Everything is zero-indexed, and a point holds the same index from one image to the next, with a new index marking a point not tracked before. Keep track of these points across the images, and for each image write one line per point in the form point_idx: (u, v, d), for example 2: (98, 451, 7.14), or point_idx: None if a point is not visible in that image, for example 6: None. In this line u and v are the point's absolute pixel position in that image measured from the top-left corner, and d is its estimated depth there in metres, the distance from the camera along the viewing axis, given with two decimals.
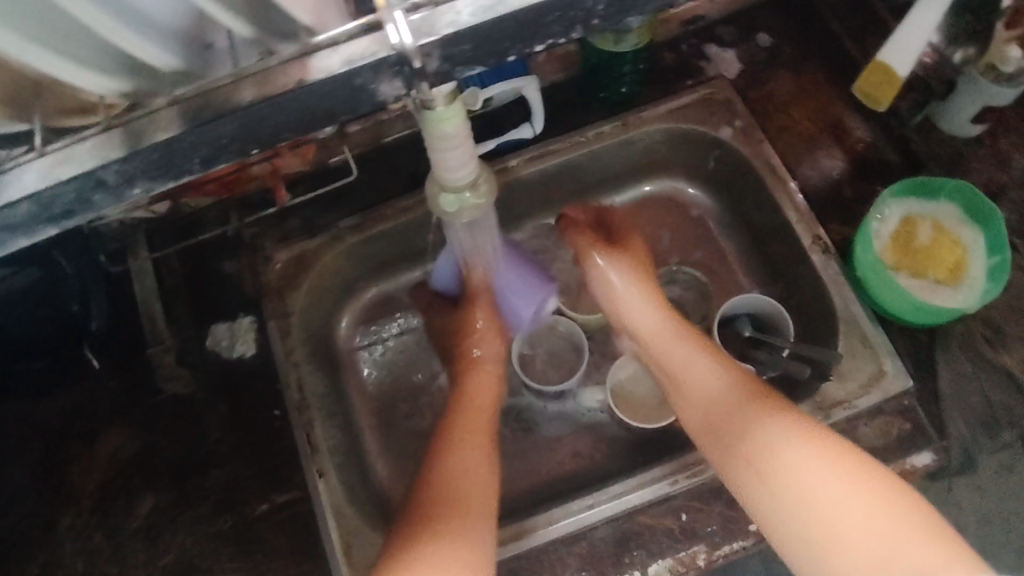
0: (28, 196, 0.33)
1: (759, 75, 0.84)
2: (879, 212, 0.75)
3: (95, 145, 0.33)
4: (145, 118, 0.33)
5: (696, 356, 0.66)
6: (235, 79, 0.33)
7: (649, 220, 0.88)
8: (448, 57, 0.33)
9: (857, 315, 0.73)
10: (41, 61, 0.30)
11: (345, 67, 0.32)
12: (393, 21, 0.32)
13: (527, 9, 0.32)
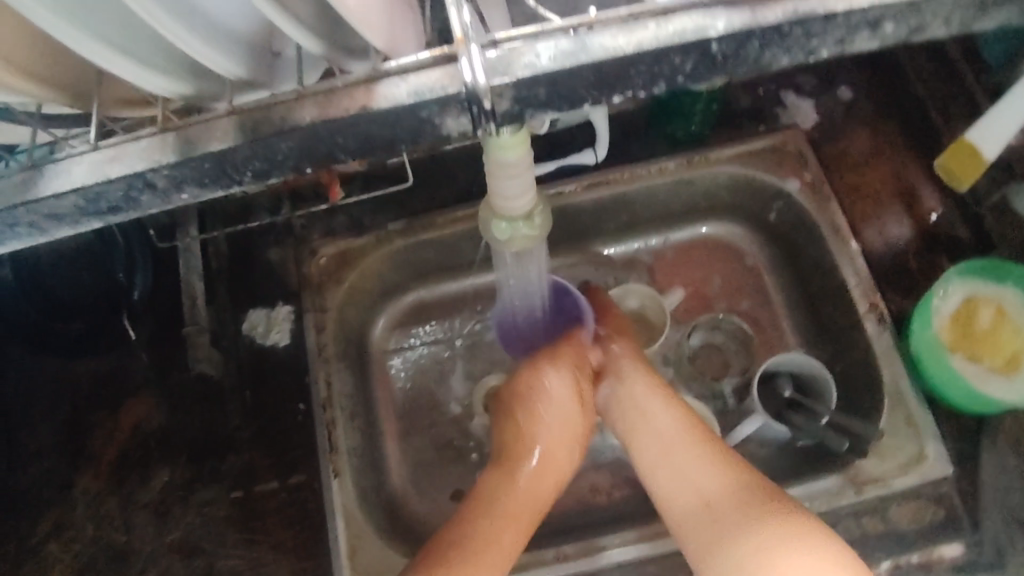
0: (75, 189, 0.34)
1: (835, 130, 0.82)
2: (941, 288, 0.72)
3: (148, 147, 0.34)
4: (202, 126, 0.34)
5: (684, 439, 0.62)
6: (297, 97, 0.34)
7: (700, 263, 0.85)
8: (521, 99, 0.34)
9: (905, 392, 0.71)
10: (99, 57, 0.31)
11: (412, 98, 0.33)
12: (467, 55, 0.33)
13: (610, 60, 0.33)
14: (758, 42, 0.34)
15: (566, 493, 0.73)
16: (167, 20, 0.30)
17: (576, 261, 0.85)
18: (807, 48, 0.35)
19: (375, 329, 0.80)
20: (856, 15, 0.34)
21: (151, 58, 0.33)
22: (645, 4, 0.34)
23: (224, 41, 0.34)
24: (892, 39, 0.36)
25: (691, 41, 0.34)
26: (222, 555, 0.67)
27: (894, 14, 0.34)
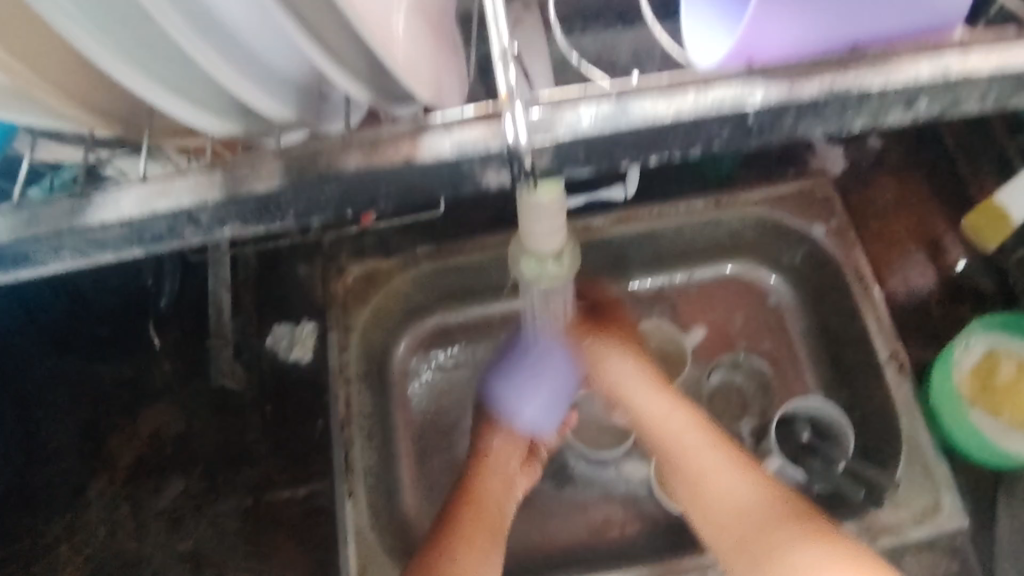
0: (122, 222, 0.35)
1: (862, 177, 0.82)
2: (963, 341, 0.71)
3: (195, 183, 0.35)
4: (248, 168, 0.35)
5: (708, 453, 0.63)
6: (343, 144, 0.35)
7: (722, 301, 0.85)
8: (560, 156, 0.35)
9: (923, 442, 0.70)
10: (151, 94, 0.32)
11: (455, 153, 0.34)
12: (512, 115, 0.33)
13: (647, 126, 0.35)
14: (793, 115, 0.35)
15: (579, 525, 0.73)
16: (213, 59, 0.31)
17: None
18: (841, 122, 0.36)
19: (396, 349, 0.80)
20: (890, 92, 0.35)
21: (197, 95, 0.34)
22: (684, 75, 0.35)
23: (275, 87, 0.35)
24: (922, 115, 0.37)
25: (729, 111, 0.35)
26: (231, 567, 0.67)
27: (929, 92, 0.35)
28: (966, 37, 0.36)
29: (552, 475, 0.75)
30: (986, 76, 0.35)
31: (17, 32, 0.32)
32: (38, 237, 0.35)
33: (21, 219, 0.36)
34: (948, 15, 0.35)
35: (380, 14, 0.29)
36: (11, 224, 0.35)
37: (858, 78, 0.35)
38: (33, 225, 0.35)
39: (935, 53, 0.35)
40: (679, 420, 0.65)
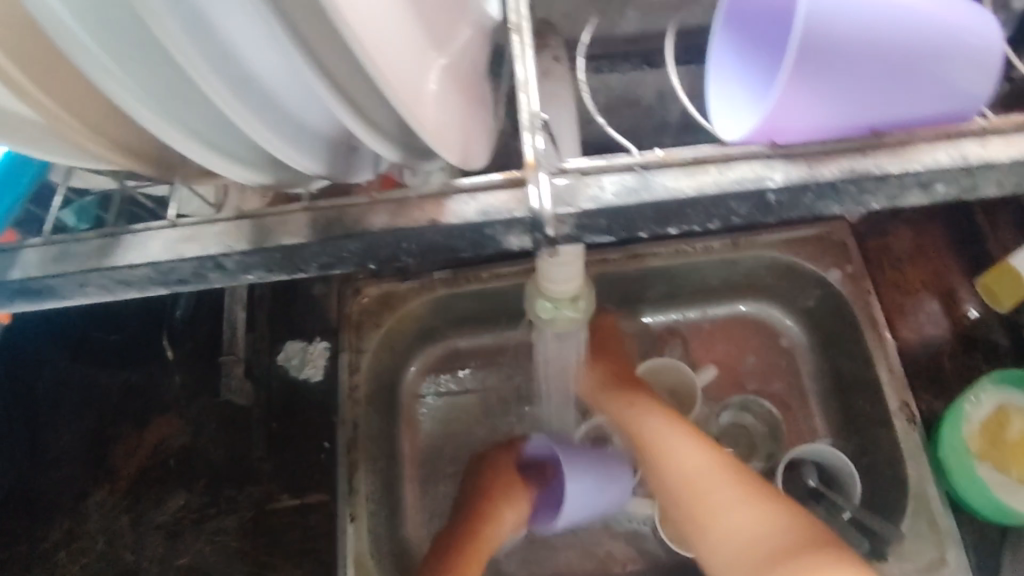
0: (149, 263, 0.36)
1: (880, 225, 0.82)
2: (973, 394, 0.71)
3: (223, 231, 0.36)
4: (275, 221, 0.36)
5: (721, 483, 0.61)
6: (371, 204, 0.36)
7: (734, 340, 0.85)
8: (583, 227, 0.35)
9: (930, 495, 0.70)
10: (185, 146, 0.33)
11: (480, 217, 0.35)
12: (536, 184, 0.35)
13: (669, 199, 0.35)
14: (812, 194, 0.36)
15: (582, 558, 0.73)
16: (251, 118, 0.31)
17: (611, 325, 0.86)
18: (859, 202, 0.37)
19: (406, 373, 0.81)
20: (909, 177, 0.36)
21: (228, 147, 0.35)
22: (708, 151, 0.36)
23: (308, 143, 0.35)
24: (939, 198, 0.37)
25: (749, 188, 0.35)
26: None
27: (946, 177, 0.36)
28: (989, 121, 0.37)
29: None
30: (1002, 162, 0.36)
31: (58, 77, 0.33)
32: (65, 273, 0.36)
33: (52, 253, 0.37)
34: (973, 97, 0.36)
35: (410, 79, 0.29)
36: (41, 258, 0.36)
37: (877, 163, 0.36)
38: (61, 262, 0.36)
39: (952, 139, 0.37)
40: (702, 461, 0.63)
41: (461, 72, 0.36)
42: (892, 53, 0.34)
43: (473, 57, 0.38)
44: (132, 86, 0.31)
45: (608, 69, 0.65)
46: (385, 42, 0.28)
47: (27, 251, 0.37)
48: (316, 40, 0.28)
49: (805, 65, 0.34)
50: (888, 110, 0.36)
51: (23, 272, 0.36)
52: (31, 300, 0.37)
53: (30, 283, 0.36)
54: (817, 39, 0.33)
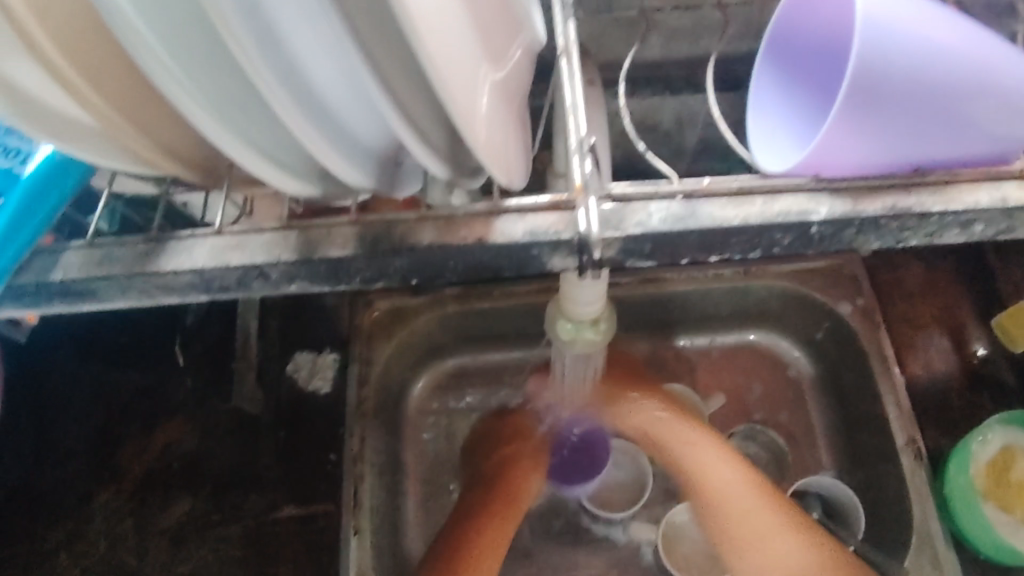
0: (194, 270, 0.36)
1: (891, 259, 0.83)
2: (981, 433, 0.71)
3: (269, 241, 0.37)
4: (323, 232, 0.37)
5: (765, 513, 0.65)
6: (420, 219, 0.37)
7: (741, 368, 0.85)
8: (626, 251, 0.36)
9: (934, 533, 0.70)
10: (232, 149, 0.33)
11: (527, 237, 0.36)
12: (585, 207, 0.35)
13: (714, 228, 0.36)
14: (854, 230, 0.36)
15: None
16: (305, 124, 0.31)
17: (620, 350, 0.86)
18: (898, 238, 0.37)
19: (414, 388, 0.80)
20: (950, 216, 0.36)
21: (274, 152, 0.35)
22: (753, 182, 0.37)
23: (358, 157, 0.36)
24: (977, 239, 0.38)
25: (794, 221, 0.36)
26: None
27: (986, 218, 0.36)
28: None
29: (557, 530, 0.74)
30: None
31: (101, 72, 0.33)
32: (109, 276, 0.37)
33: (94, 256, 0.37)
34: (1010, 138, 0.37)
35: (467, 92, 0.30)
36: (84, 261, 0.37)
37: (920, 201, 0.36)
38: (105, 265, 0.37)
39: (992, 180, 0.37)
40: (738, 484, 0.66)
41: (509, 92, 0.36)
42: (938, 87, 0.36)
43: (520, 79, 0.39)
44: (186, 86, 0.31)
45: (631, 94, 0.66)
46: (446, 51, 0.28)
47: (69, 253, 0.37)
48: (375, 46, 0.28)
49: (855, 89, 0.35)
50: (931, 146, 0.37)
51: (65, 274, 0.37)
52: (67, 304, 0.38)
53: (71, 285, 0.37)
54: (869, 61, 0.35)
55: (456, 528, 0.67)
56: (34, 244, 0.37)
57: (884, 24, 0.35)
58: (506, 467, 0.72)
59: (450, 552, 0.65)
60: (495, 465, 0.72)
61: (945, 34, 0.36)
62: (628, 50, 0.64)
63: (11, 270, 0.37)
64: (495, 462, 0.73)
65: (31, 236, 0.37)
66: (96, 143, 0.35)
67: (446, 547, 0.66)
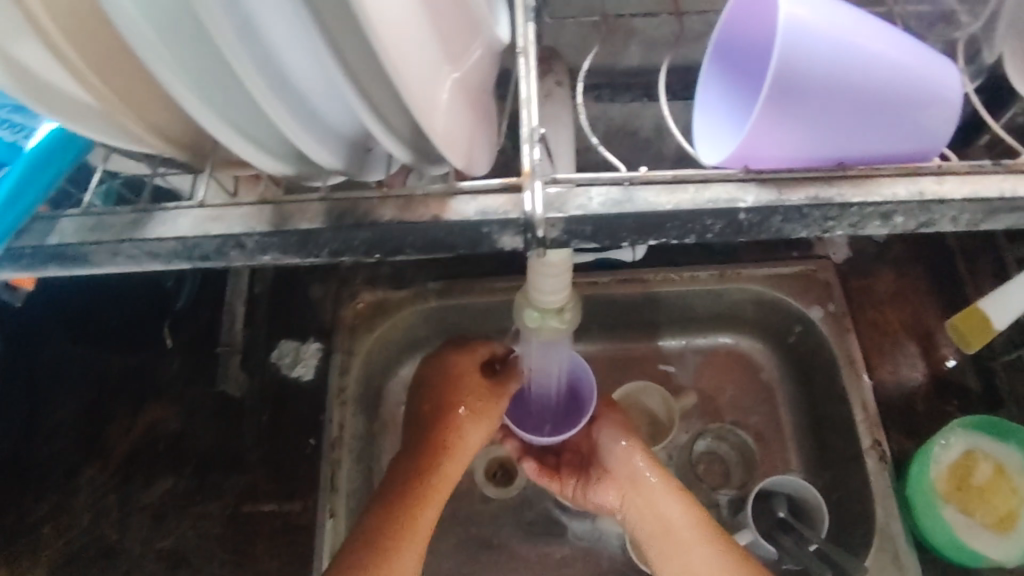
0: (177, 238, 0.38)
1: (864, 267, 0.85)
2: (943, 437, 0.73)
3: (247, 214, 0.39)
4: (295, 208, 0.39)
5: (703, 549, 0.63)
6: (382, 199, 0.39)
7: (715, 370, 0.87)
8: (570, 233, 0.38)
9: (894, 534, 0.73)
10: (216, 130, 0.35)
11: (477, 216, 0.38)
12: (531, 190, 0.37)
13: (651, 212, 0.38)
14: (779, 217, 0.38)
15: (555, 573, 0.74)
16: (282, 110, 0.33)
17: (599, 349, 0.88)
18: (823, 227, 0.39)
19: (395, 381, 0.82)
20: (870, 206, 0.38)
21: (255, 134, 0.37)
22: (688, 172, 0.39)
23: (329, 140, 0.38)
24: (899, 230, 0.40)
25: (722, 208, 0.38)
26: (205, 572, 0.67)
27: (904, 210, 0.38)
28: (947, 162, 0.39)
29: (531, 523, 0.76)
30: (963, 199, 0.38)
31: (99, 53, 0.35)
32: (100, 242, 0.39)
33: (87, 223, 0.39)
34: (936, 136, 0.40)
35: (424, 84, 0.32)
36: (78, 227, 0.39)
37: (840, 192, 0.38)
38: (97, 231, 0.39)
39: (912, 174, 0.39)
40: (677, 517, 0.65)
41: (469, 86, 0.38)
42: (870, 82, 0.38)
43: (481, 77, 0.41)
44: (178, 72, 0.33)
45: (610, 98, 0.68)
46: (404, 49, 0.30)
47: (64, 220, 0.39)
48: (342, 39, 0.30)
49: (809, 88, 0.37)
50: (863, 139, 0.39)
51: (61, 238, 0.39)
52: (61, 266, 0.40)
53: (65, 249, 0.39)
54: (804, 58, 0.37)
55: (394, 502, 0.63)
56: (34, 212, 0.39)
57: (818, 21, 0.37)
58: (460, 432, 0.67)
59: (383, 522, 0.62)
60: (441, 427, 0.67)
61: (870, 30, 0.39)
62: (610, 56, 0.66)
63: (10, 234, 0.38)
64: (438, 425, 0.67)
65: (30, 204, 0.39)
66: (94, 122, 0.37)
67: (382, 514, 0.62)
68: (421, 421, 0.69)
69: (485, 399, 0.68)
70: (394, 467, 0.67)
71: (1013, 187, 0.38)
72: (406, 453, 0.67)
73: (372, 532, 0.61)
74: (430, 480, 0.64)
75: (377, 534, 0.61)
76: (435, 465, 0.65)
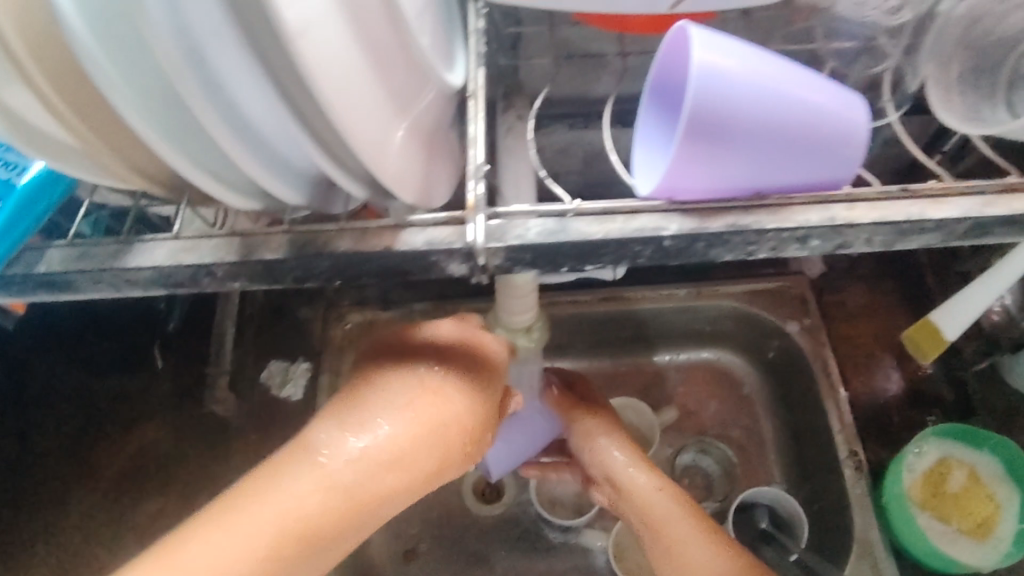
0: (153, 267, 0.41)
1: (837, 282, 0.87)
2: (916, 446, 0.75)
3: (216, 245, 0.41)
4: (261, 238, 0.41)
5: (692, 531, 0.61)
6: (339, 230, 0.41)
7: (697, 386, 0.89)
8: (511, 259, 0.41)
9: (874, 541, 0.73)
10: (190, 174, 0.38)
11: (425, 246, 0.40)
12: (473, 222, 0.40)
13: (584, 240, 0.40)
14: (703, 243, 0.41)
15: None
16: (247, 154, 0.36)
17: (583, 367, 0.91)
18: (746, 251, 0.42)
19: None
20: (786, 232, 0.41)
21: (226, 176, 0.40)
22: (617, 202, 0.41)
23: (291, 178, 0.40)
24: (817, 251, 0.42)
25: (648, 236, 0.40)
26: None
27: (818, 234, 0.41)
28: (852, 192, 0.42)
29: (517, 538, 0.78)
30: (871, 224, 0.41)
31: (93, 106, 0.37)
32: (84, 270, 0.41)
33: (73, 254, 0.41)
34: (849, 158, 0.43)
35: (370, 124, 0.35)
36: (64, 257, 0.41)
37: (757, 219, 0.41)
38: (81, 261, 0.41)
39: (824, 202, 0.41)
40: (663, 505, 0.64)
41: (421, 127, 0.41)
42: (785, 118, 0.40)
43: (433, 116, 0.44)
44: (154, 127, 0.35)
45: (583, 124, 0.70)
46: (347, 97, 0.33)
47: (51, 249, 0.41)
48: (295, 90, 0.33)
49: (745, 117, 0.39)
50: (783, 171, 0.41)
51: (48, 267, 0.41)
52: (50, 292, 0.42)
53: (52, 276, 0.41)
54: (723, 103, 0.38)
55: (345, 512, 0.45)
56: (25, 242, 0.42)
57: (733, 65, 0.38)
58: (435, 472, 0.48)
59: (315, 530, 0.45)
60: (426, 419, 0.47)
61: (777, 63, 0.40)
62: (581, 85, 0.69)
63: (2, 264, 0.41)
64: (428, 449, 0.47)
65: (24, 233, 0.41)
66: (80, 165, 0.40)
67: (324, 518, 0.45)
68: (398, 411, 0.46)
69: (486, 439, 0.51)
70: (337, 441, 0.46)
71: (921, 212, 0.41)
72: (371, 447, 0.46)
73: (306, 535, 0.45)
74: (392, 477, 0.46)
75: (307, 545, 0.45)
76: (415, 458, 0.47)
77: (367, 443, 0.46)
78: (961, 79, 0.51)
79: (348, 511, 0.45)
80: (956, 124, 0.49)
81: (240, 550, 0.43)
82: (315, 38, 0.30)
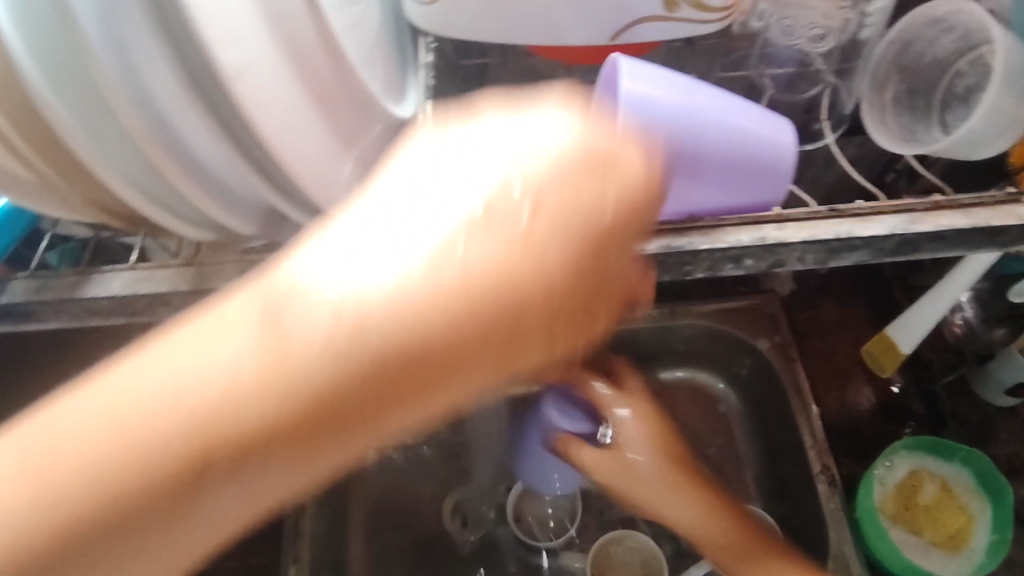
0: (112, 297, 0.42)
1: (808, 299, 0.88)
2: (887, 459, 0.76)
3: (172, 274, 0.43)
4: (215, 267, 0.43)
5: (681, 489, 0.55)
6: None
7: (676, 407, 0.90)
8: None
9: (848, 556, 0.73)
10: (139, 204, 0.40)
11: None
12: None
13: None
14: (641, 264, 0.43)
15: None
16: (197, 190, 0.38)
17: None
18: (684, 271, 0.44)
19: None
20: (717, 253, 0.43)
21: (180, 209, 0.42)
22: None
23: (242, 210, 0.42)
24: (752, 271, 0.45)
25: None
26: None
27: (750, 254, 0.43)
28: (783, 211, 0.44)
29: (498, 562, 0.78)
30: (801, 243, 0.43)
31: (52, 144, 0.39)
32: (44, 301, 0.42)
33: (35, 284, 0.42)
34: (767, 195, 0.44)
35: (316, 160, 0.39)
36: (25, 288, 0.42)
37: (692, 241, 0.43)
38: (42, 291, 0.42)
39: (755, 224, 0.44)
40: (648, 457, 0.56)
41: (367, 163, 0.45)
42: (711, 127, 0.42)
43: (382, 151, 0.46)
44: (106, 163, 0.37)
45: None
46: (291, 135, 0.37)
47: (14, 282, 0.42)
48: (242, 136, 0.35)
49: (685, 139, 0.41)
50: (720, 181, 0.43)
51: (9, 298, 0.42)
52: (13, 324, 0.43)
53: (13, 308, 0.42)
54: (646, 111, 0.40)
55: (312, 406, 0.29)
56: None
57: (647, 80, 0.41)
58: (494, 357, 0.30)
59: (266, 441, 0.29)
60: (523, 263, 0.29)
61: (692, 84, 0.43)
62: None
63: None
64: (489, 332, 0.30)
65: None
66: (41, 197, 0.42)
67: (277, 407, 0.29)
68: (439, 251, 0.28)
69: (601, 336, 0.33)
70: (320, 283, 0.28)
71: (849, 230, 0.43)
72: (361, 315, 0.28)
73: (253, 431, 0.29)
74: (417, 391, 0.30)
75: (247, 449, 0.29)
76: (461, 354, 0.30)
77: (358, 301, 0.28)
78: (896, 101, 0.54)
79: (330, 410, 0.29)
80: (884, 142, 0.52)
81: (158, 428, 0.29)
82: (255, 77, 0.34)
